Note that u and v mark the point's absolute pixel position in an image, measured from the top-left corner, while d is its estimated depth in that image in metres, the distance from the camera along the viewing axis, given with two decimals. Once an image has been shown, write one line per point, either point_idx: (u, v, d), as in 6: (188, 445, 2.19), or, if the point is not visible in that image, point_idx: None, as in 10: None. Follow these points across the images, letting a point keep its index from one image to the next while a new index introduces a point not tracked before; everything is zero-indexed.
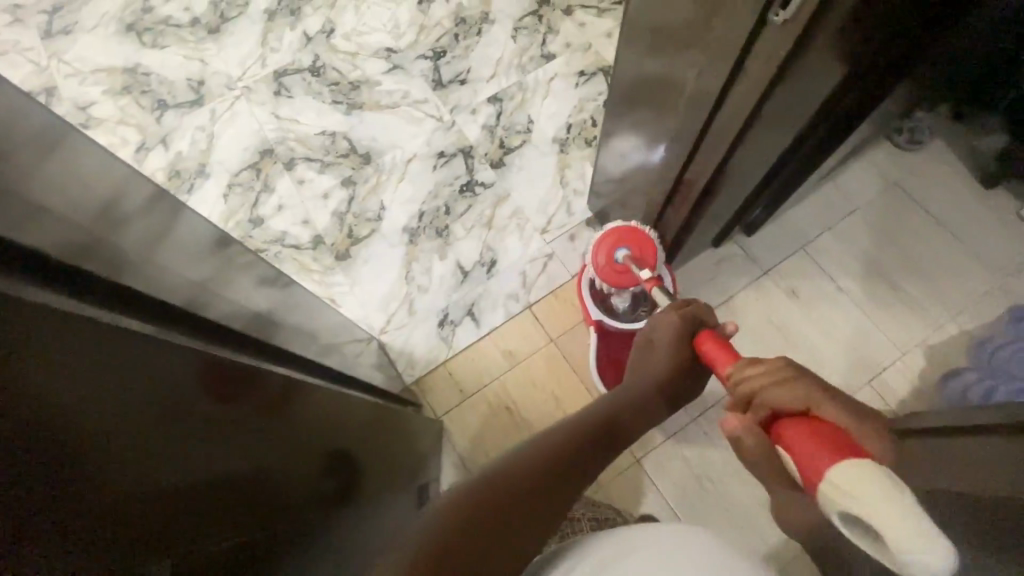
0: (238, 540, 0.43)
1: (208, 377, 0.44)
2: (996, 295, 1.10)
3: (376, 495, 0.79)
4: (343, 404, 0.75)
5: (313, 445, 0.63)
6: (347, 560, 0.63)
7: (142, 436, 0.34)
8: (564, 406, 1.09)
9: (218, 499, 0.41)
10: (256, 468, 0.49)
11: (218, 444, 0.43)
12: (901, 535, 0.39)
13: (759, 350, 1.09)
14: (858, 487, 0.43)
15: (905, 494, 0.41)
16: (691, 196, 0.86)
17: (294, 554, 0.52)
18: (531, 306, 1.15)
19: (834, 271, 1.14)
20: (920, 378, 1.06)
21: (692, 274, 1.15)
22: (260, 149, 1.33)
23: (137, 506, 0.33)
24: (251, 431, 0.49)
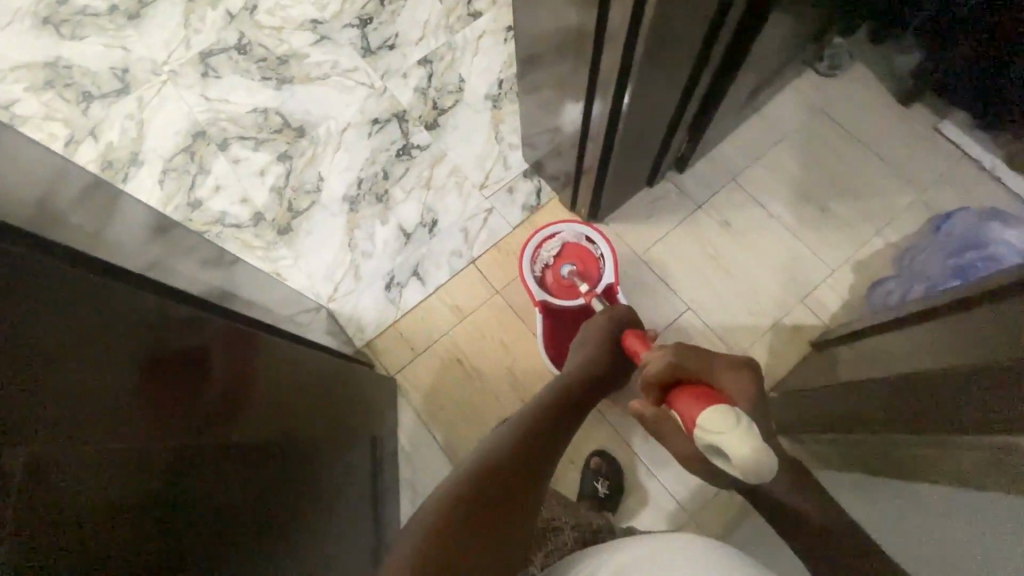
0: (199, 510, 0.47)
1: (168, 365, 0.48)
2: (918, 208, 1.14)
3: (341, 447, 0.83)
4: (300, 361, 0.77)
5: (279, 415, 0.67)
6: (304, 508, 0.67)
7: (94, 429, 0.39)
8: (514, 353, 1.12)
9: (176, 473, 0.45)
10: (227, 443, 0.54)
11: (170, 423, 0.47)
12: (752, 456, 0.56)
13: (695, 279, 1.13)
14: (724, 429, 0.58)
15: (747, 425, 0.58)
16: (602, 126, 0.90)
17: (261, 515, 0.56)
18: (474, 260, 1.17)
19: (764, 199, 1.17)
20: (850, 291, 1.10)
21: (628, 214, 1.17)
22: (192, 132, 1.31)
23: (83, 481, 0.37)
24: (207, 408, 0.53)
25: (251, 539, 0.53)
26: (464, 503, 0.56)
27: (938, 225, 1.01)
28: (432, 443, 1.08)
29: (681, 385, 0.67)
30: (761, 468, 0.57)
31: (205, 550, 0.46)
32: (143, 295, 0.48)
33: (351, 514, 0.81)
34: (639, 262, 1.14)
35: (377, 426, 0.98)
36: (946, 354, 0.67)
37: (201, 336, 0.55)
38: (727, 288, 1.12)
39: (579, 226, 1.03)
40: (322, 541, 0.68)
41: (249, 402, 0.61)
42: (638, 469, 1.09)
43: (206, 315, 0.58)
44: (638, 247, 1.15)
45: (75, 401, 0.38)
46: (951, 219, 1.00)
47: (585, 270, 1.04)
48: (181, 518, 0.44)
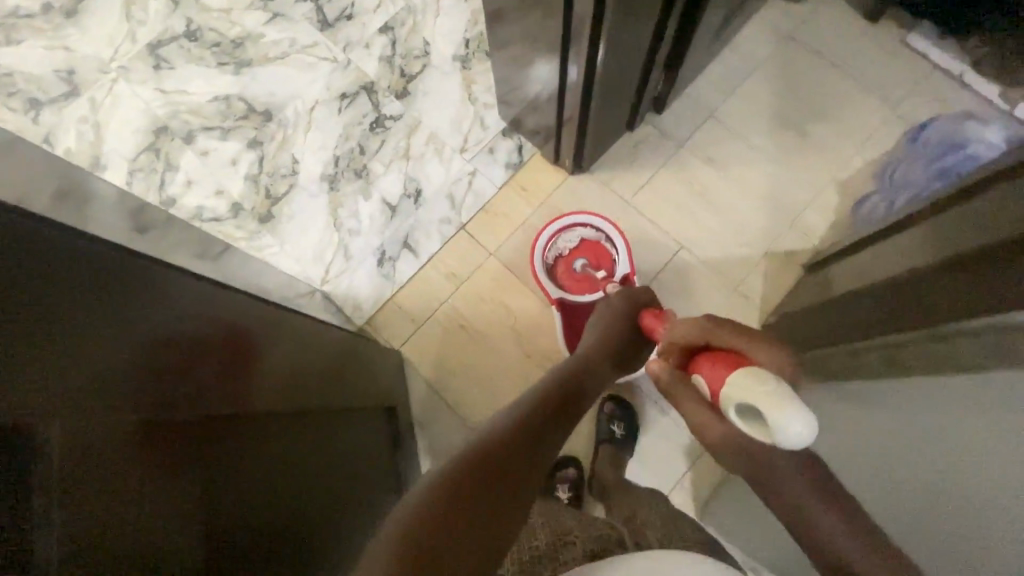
0: (222, 512, 0.46)
1: (171, 358, 0.46)
2: (893, 123, 1.16)
3: (362, 420, 0.83)
4: (308, 338, 0.75)
5: (302, 401, 0.65)
6: (331, 482, 0.67)
7: (108, 429, 0.37)
8: (515, 311, 1.12)
9: (200, 477, 0.45)
10: (241, 431, 0.52)
11: (192, 426, 0.46)
12: (785, 408, 0.49)
13: (685, 217, 1.14)
14: (756, 385, 0.53)
15: (780, 382, 0.52)
16: (579, 76, 0.88)
17: (285, 503, 0.56)
18: (464, 226, 1.15)
19: (744, 131, 1.17)
20: (836, 211, 1.12)
21: (611, 161, 1.17)
22: (153, 129, 1.26)
23: (113, 493, 0.36)
24: (226, 407, 0.51)
25: (274, 529, 0.53)
26: (460, 490, 0.49)
27: (914, 137, 1.03)
28: (446, 409, 1.08)
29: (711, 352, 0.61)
30: (800, 422, 0.49)
31: (225, 543, 0.45)
32: (138, 281, 0.45)
33: (378, 483, 0.82)
34: (629, 207, 1.15)
35: (392, 397, 0.98)
36: (934, 250, 0.71)
37: (202, 323, 0.53)
38: (717, 223, 1.13)
39: (598, 220, 1.01)
40: (348, 511, 0.69)
41: (264, 385, 0.59)
42: (649, 408, 1.11)
43: (206, 300, 0.55)
44: (625, 193, 1.15)
45: (84, 403, 0.36)
46: (926, 130, 1.02)
47: (599, 264, 1.05)
48: (199, 515, 0.43)
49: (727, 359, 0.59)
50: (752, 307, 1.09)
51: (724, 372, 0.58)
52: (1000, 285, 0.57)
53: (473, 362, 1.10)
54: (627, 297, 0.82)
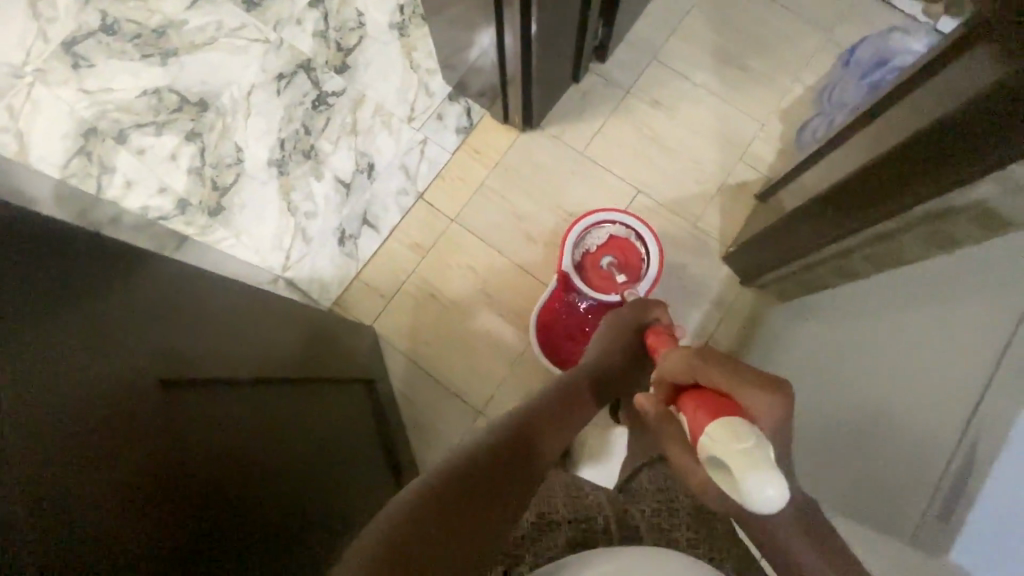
0: (224, 498, 0.47)
1: (133, 349, 0.44)
2: (826, 48, 1.19)
3: (346, 390, 0.83)
4: (279, 323, 0.73)
5: (284, 380, 0.65)
6: (323, 453, 0.68)
7: (70, 422, 0.36)
8: (483, 274, 1.12)
9: (199, 464, 0.46)
10: (223, 421, 0.51)
11: (182, 414, 0.46)
12: (756, 475, 0.42)
13: (639, 162, 1.15)
14: (728, 437, 0.45)
15: (759, 439, 0.44)
16: (516, 35, 0.88)
17: (284, 485, 0.57)
18: (423, 195, 1.14)
19: (686, 70, 1.19)
20: (782, 139, 1.15)
21: (560, 115, 1.17)
22: (82, 132, 1.19)
23: (115, 482, 0.37)
24: (213, 393, 0.52)
25: (273, 515, 0.54)
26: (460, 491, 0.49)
27: (847, 61, 1.07)
28: (427, 378, 1.08)
29: (695, 390, 0.53)
30: (769, 487, 0.42)
31: (228, 529, 0.47)
32: (89, 263, 0.42)
33: (366, 453, 0.83)
34: (582, 158, 1.15)
35: (371, 370, 0.97)
36: (863, 154, 0.72)
37: (163, 308, 0.50)
38: (670, 163, 1.15)
39: (633, 219, 1.00)
40: (338, 486, 0.69)
41: (238, 372, 0.57)
42: None
43: (168, 284, 0.52)
44: (577, 144, 1.16)
45: (40, 394, 0.35)
46: (857, 52, 1.05)
47: (627, 265, 1.03)
48: (187, 496, 0.43)
49: (704, 405, 0.50)
50: (711, 241, 1.12)
51: (701, 419, 0.49)
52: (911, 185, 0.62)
53: (448, 330, 1.10)
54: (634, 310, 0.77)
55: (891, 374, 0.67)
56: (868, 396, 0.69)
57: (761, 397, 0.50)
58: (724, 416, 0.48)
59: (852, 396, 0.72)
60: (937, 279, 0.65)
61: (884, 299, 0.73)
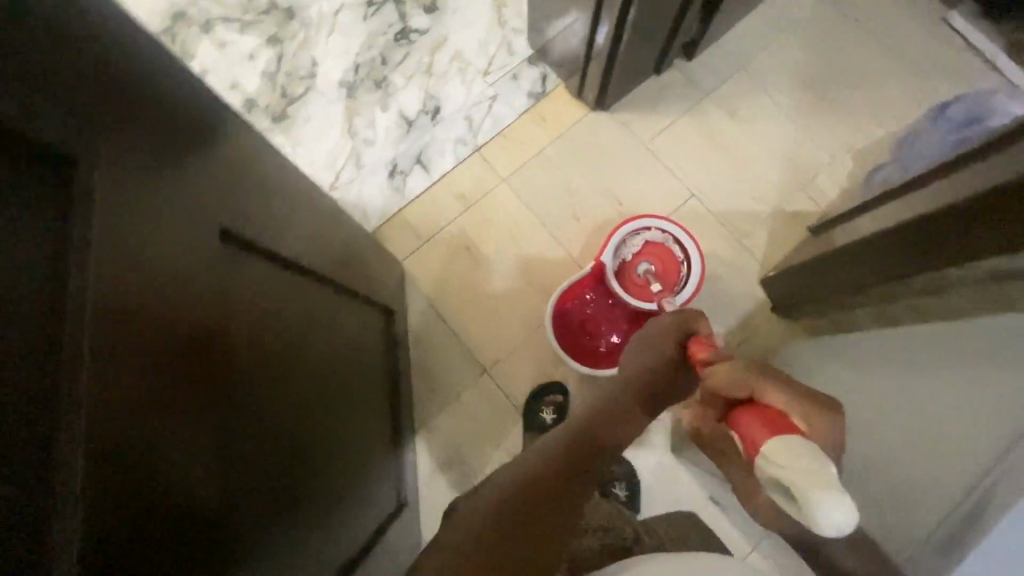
0: (239, 389, 0.47)
1: (201, 238, 0.44)
2: (918, 98, 1.16)
3: (360, 316, 0.82)
4: (319, 237, 0.72)
5: (309, 289, 0.65)
6: (328, 378, 0.68)
7: (138, 295, 0.35)
8: (521, 240, 1.12)
9: (223, 347, 0.45)
10: (249, 313, 0.51)
11: (221, 289, 0.46)
12: (821, 493, 0.45)
13: (700, 168, 1.14)
14: (791, 460, 0.49)
15: (821, 461, 0.48)
16: (614, 11, 0.86)
17: (292, 398, 0.57)
18: (480, 149, 1.15)
19: (770, 88, 1.17)
20: (849, 178, 1.12)
21: (634, 103, 1.16)
22: (171, 13, 1.22)
23: (157, 327, 0.37)
24: (250, 280, 0.52)
25: (279, 430, 0.54)
26: (533, 506, 0.54)
27: (937, 115, 1.03)
28: (443, 326, 1.08)
29: (747, 406, 0.57)
30: (832, 509, 0.45)
31: (237, 420, 0.46)
32: (175, 121, 0.42)
33: (369, 378, 0.83)
34: (644, 150, 1.14)
35: (391, 302, 0.99)
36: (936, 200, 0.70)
37: (232, 205, 0.50)
38: (730, 176, 1.13)
39: (671, 224, 1.02)
40: (342, 430, 0.70)
41: (277, 290, 0.57)
42: None
43: (236, 172, 0.52)
44: (644, 136, 1.15)
45: (120, 254, 0.34)
46: (951, 107, 1.01)
47: (664, 275, 1.04)
48: (209, 370, 0.43)
49: (763, 418, 0.54)
50: (752, 262, 1.10)
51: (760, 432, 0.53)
52: (982, 234, 0.61)
53: (473, 285, 1.10)
54: (675, 321, 0.74)
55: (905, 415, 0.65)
56: (883, 442, 0.67)
57: (815, 415, 0.56)
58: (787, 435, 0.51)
59: (866, 437, 0.71)
60: (951, 336, 0.62)
61: (907, 344, 0.71)
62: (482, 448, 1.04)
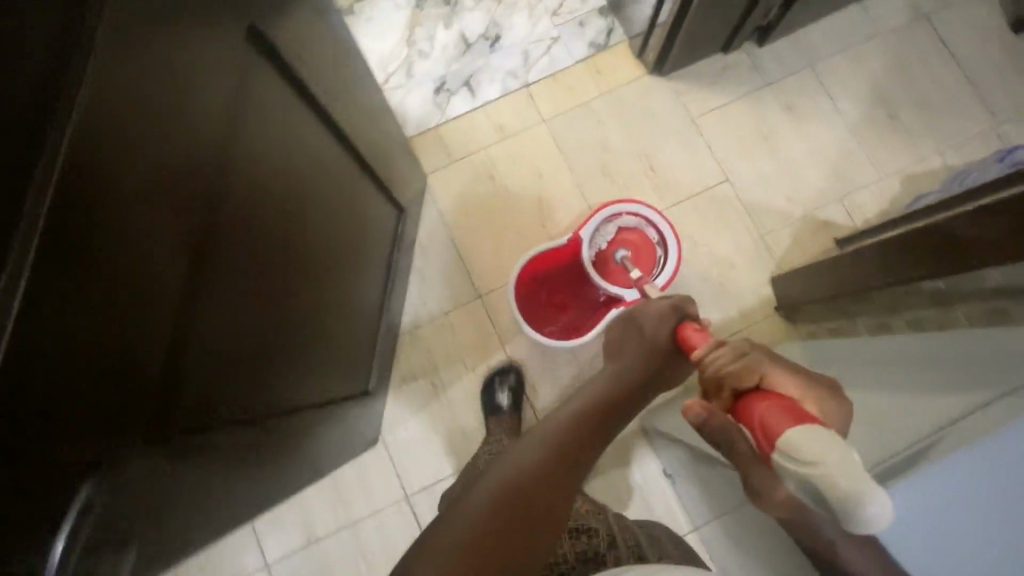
0: (217, 225, 0.48)
1: (195, 157, 0.43)
2: (989, 137, 1.10)
3: (368, 210, 0.84)
4: (341, 141, 0.71)
5: (321, 163, 0.66)
6: (318, 258, 0.69)
7: (126, 141, 0.36)
8: (545, 182, 1.12)
9: (214, 176, 0.46)
10: (250, 158, 0.51)
11: (226, 120, 0.47)
12: (869, 493, 0.42)
13: (742, 154, 1.12)
14: (821, 455, 0.44)
15: (846, 450, 0.44)
16: None
17: (272, 259, 0.58)
18: (528, 86, 1.15)
19: (835, 92, 1.13)
20: (892, 201, 1.09)
21: (693, 76, 1.14)
22: None
23: (151, 123, 0.38)
24: (259, 126, 0.52)
25: (250, 284, 0.55)
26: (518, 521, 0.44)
27: (1002, 156, 0.98)
28: (449, 245, 1.10)
29: (760, 394, 0.53)
30: (883, 504, 0.42)
31: (208, 254, 0.47)
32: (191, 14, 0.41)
33: (366, 268, 0.86)
34: (690, 124, 1.13)
35: (406, 205, 1.00)
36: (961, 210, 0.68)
37: (239, 123, 0.49)
38: (770, 169, 1.11)
39: (646, 209, 0.99)
40: (311, 364, 0.71)
41: (283, 168, 0.57)
42: None
43: (253, 73, 0.51)
44: (693, 110, 1.13)
45: (109, 114, 0.34)
46: (1018, 151, 0.96)
47: (640, 256, 1.01)
48: (195, 191, 0.44)
49: (781, 405, 0.50)
50: (769, 258, 1.08)
51: (782, 422, 0.48)
52: (992, 244, 0.59)
53: (489, 213, 1.11)
54: (669, 306, 0.73)
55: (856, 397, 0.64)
56: None
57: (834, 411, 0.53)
58: (808, 425, 0.47)
59: None
60: (941, 344, 0.62)
61: (895, 349, 0.69)
62: (457, 366, 1.06)
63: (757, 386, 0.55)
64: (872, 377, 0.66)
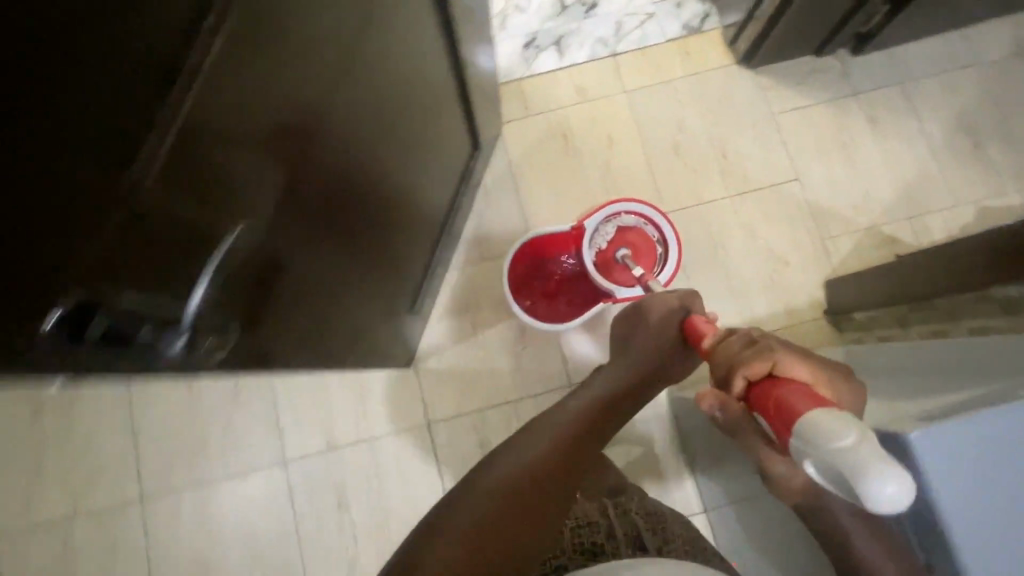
0: (302, 184, 0.47)
1: (283, 140, 0.42)
2: None
3: (437, 164, 0.84)
4: (437, 78, 0.71)
5: (406, 113, 0.64)
6: (385, 205, 0.69)
7: (231, 112, 0.35)
8: (616, 149, 1.13)
9: (306, 137, 0.45)
10: (346, 114, 0.50)
11: (330, 80, 0.45)
12: (870, 467, 0.39)
13: (817, 156, 1.11)
14: (829, 432, 0.42)
15: (861, 433, 0.41)
16: None
17: (345, 207, 0.58)
18: (616, 56, 1.16)
19: (922, 112, 1.12)
20: (961, 228, 1.07)
21: (781, 72, 1.14)
22: None
23: (256, 94, 0.37)
24: (360, 79, 0.50)
25: (321, 236, 0.55)
26: (517, 514, 0.50)
27: None
28: (513, 194, 1.12)
29: (774, 380, 0.53)
30: (893, 479, 0.38)
31: (290, 215, 0.47)
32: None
33: (427, 213, 0.88)
34: (770, 118, 1.13)
35: (481, 146, 1.03)
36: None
37: (330, 103, 0.46)
38: (842, 175, 1.10)
39: (646, 208, 0.98)
40: (360, 313, 0.74)
41: (373, 119, 0.56)
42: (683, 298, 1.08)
43: (355, 47, 0.47)
44: (775, 105, 1.13)
45: (215, 86, 0.33)
46: None
47: (641, 254, 1.00)
48: (286, 156, 0.43)
49: (796, 390, 0.50)
50: (826, 262, 1.08)
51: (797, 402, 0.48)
52: None
53: (555, 171, 1.13)
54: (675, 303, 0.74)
55: (907, 379, 0.64)
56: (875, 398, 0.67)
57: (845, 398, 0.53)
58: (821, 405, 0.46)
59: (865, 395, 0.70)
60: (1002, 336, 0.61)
61: (948, 343, 0.69)
62: (499, 309, 1.08)
63: (769, 373, 0.55)
64: (925, 363, 0.66)
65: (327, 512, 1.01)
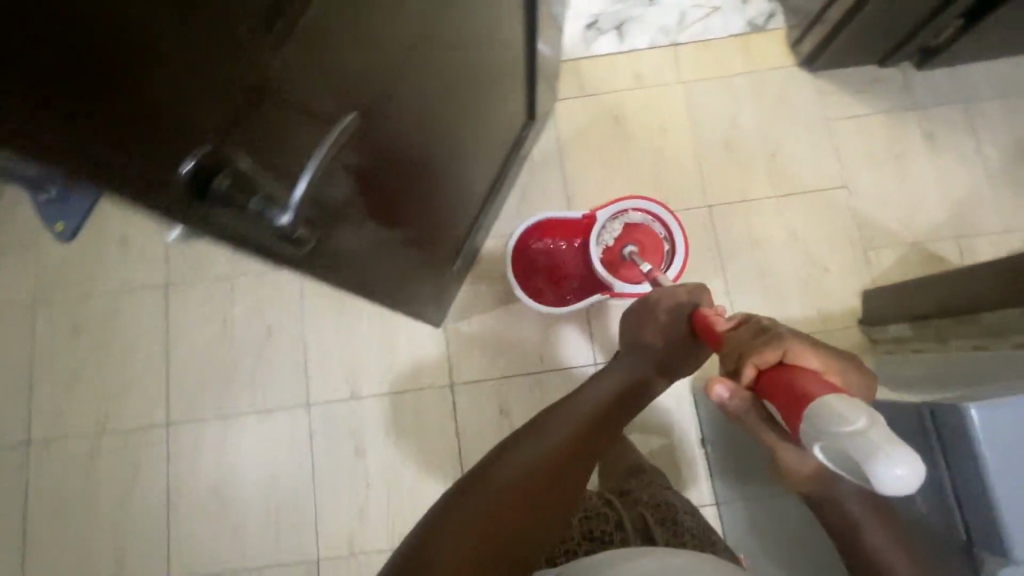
0: (374, 140, 0.48)
1: (366, 94, 0.43)
2: None
3: (490, 136, 0.84)
4: (511, 43, 0.71)
5: (473, 82, 0.64)
6: (439, 169, 0.69)
7: (319, 61, 0.36)
8: (665, 138, 1.13)
9: (384, 93, 0.45)
10: (422, 73, 0.50)
11: (413, 39, 0.45)
12: (874, 450, 0.36)
13: (869, 165, 1.10)
14: (832, 415, 0.39)
15: (870, 417, 0.38)
16: None
17: (406, 167, 0.59)
18: (676, 46, 1.16)
19: (981, 133, 1.10)
20: (1008, 254, 1.05)
21: (841, 79, 1.13)
22: None
23: (346, 44, 0.37)
24: (439, 41, 0.50)
25: (379, 193, 0.56)
26: (516, 522, 0.48)
27: None
28: (559, 171, 1.13)
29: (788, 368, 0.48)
30: (900, 463, 0.35)
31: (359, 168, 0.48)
32: None
33: (473, 184, 0.88)
34: (825, 123, 1.12)
35: (534, 119, 1.04)
36: None
37: (409, 65, 0.47)
38: (891, 188, 1.09)
39: (654, 205, 0.98)
40: (403, 276, 0.75)
41: (443, 83, 0.56)
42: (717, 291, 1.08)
43: (438, 12, 0.47)
44: (832, 111, 1.12)
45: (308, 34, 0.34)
46: None
47: (648, 251, 0.99)
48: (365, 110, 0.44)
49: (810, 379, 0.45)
50: (865, 272, 1.07)
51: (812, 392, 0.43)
52: None
53: (603, 153, 1.13)
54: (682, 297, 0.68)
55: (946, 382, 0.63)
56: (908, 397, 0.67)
57: None
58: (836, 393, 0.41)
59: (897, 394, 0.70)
60: None
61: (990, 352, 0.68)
62: None
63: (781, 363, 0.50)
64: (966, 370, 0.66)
65: (344, 457, 1.03)
